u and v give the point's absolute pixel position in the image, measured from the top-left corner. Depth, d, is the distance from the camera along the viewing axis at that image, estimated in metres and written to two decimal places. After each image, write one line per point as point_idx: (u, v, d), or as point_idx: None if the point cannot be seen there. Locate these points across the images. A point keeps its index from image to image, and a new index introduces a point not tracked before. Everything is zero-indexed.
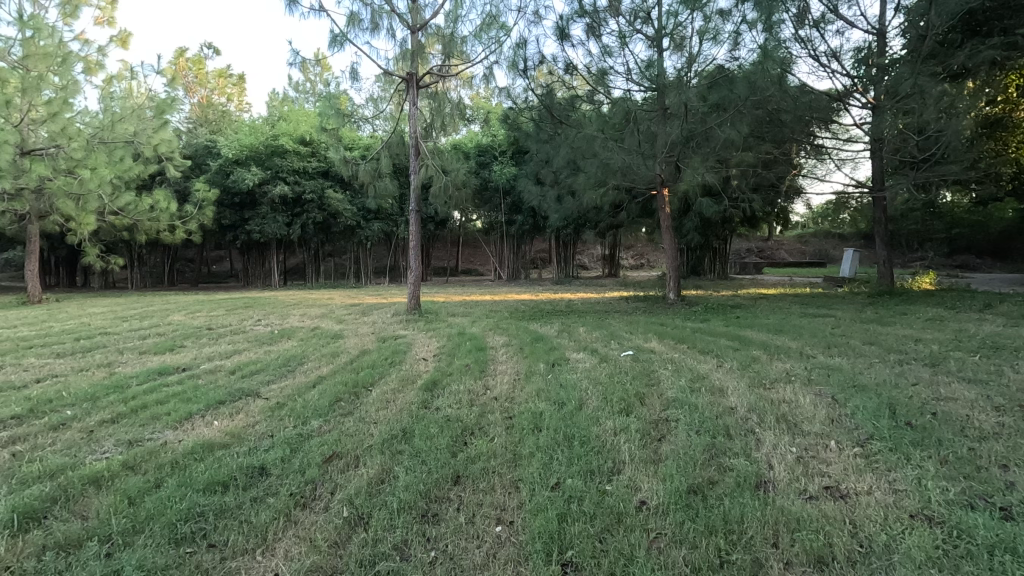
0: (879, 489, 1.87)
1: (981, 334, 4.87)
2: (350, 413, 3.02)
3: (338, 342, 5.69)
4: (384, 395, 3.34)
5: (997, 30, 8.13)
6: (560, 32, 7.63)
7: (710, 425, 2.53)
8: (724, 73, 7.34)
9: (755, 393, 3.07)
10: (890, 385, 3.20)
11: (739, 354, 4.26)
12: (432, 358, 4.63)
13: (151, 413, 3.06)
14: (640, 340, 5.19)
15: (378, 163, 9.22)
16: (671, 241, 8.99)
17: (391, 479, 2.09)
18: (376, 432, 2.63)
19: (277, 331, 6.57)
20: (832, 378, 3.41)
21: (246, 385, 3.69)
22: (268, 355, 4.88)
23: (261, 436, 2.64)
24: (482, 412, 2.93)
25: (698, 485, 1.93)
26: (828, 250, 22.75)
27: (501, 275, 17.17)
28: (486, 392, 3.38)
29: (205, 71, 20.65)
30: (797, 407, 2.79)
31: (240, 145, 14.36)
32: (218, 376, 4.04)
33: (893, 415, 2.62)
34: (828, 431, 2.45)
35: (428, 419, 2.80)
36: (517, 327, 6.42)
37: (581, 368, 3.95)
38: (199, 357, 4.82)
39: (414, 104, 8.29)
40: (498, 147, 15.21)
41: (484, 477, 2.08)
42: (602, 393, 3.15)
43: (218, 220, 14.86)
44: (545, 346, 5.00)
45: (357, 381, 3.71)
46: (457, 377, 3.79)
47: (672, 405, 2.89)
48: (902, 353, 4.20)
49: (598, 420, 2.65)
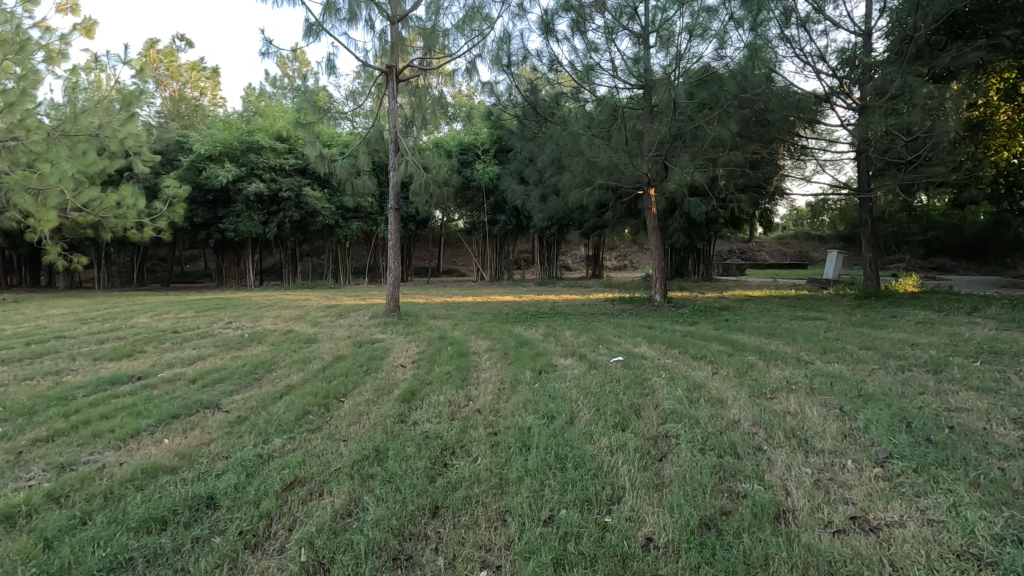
0: (912, 520, 1.66)
1: (977, 338, 4.76)
2: (318, 429, 2.72)
3: (311, 346, 5.35)
4: (357, 408, 3.06)
5: (980, 32, 8.11)
6: (545, 26, 7.39)
7: (714, 442, 2.32)
8: (711, 72, 7.13)
9: (757, 405, 2.86)
10: (896, 394, 3.02)
11: (734, 360, 4.08)
12: (410, 365, 4.33)
13: (93, 429, 2.73)
14: (629, 345, 4.97)
15: (356, 159, 8.89)
16: (657, 242, 8.83)
17: (360, 512, 1.82)
18: (347, 451, 2.37)
19: (247, 334, 6.19)
20: (835, 387, 3.22)
21: (206, 396, 3.38)
22: (233, 362, 4.53)
23: (214, 457, 2.35)
24: (464, 427, 2.67)
25: (710, 517, 1.71)
26: (809, 252, 22.93)
27: (483, 276, 16.91)
28: (468, 404, 3.12)
29: (177, 65, 19.95)
30: (805, 421, 2.59)
31: (214, 141, 13.85)
32: (176, 385, 3.71)
33: (910, 429, 2.42)
34: (842, 448, 2.25)
35: (405, 437, 2.53)
36: (500, 330, 6.16)
37: (570, 376, 3.71)
38: (158, 365, 4.46)
39: (394, 98, 7.98)
40: (481, 145, 14.92)
41: (466, 508, 1.83)
42: (595, 405, 2.90)
43: (189, 218, 14.31)
44: (531, 351, 4.74)
45: (328, 391, 3.42)
46: (437, 386, 3.53)
47: (670, 419, 2.67)
48: (901, 358, 4.05)
49: (592, 438, 2.40)
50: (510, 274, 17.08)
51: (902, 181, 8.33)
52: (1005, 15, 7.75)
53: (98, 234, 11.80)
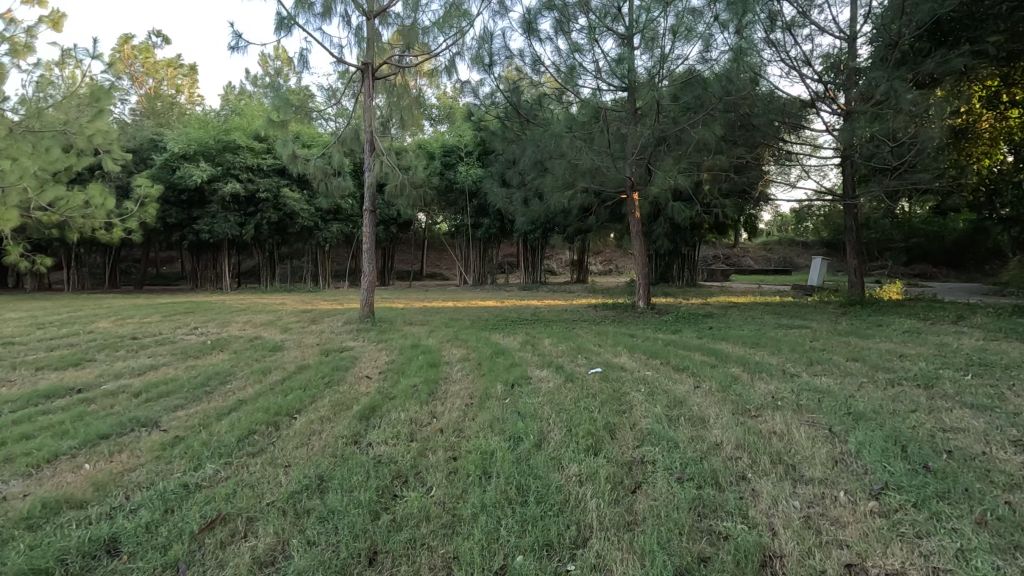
0: (915, 570, 1.46)
1: (966, 349, 4.63)
2: (259, 452, 2.45)
3: (274, 355, 5.06)
4: (309, 426, 2.80)
5: (962, 39, 8.05)
6: (527, 25, 7.19)
7: (695, 470, 2.10)
8: (695, 75, 6.97)
9: (741, 426, 2.65)
10: (888, 413, 2.83)
11: (717, 372, 3.89)
12: (376, 376, 4.07)
13: (4, 453, 2.44)
14: (609, 355, 4.75)
15: (332, 159, 8.59)
16: (641, 246, 8.65)
17: (284, 560, 1.58)
18: (286, 481, 2.11)
19: (208, 342, 5.86)
20: (824, 404, 3.03)
21: (146, 413, 3.10)
22: (186, 373, 4.23)
23: (134, 488, 2.07)
24: (422, 450, 2.43)
25: (686, 567, 1.49)
26: (794, 258, 22.99)
27: (467, 280, 16.64)
28: (431, 422, 2.87)
29: (153, 61, 19.44)
30: (793, 444, 2.39)
31: (188, 139, 13.44)
32: (117, 400, 3.40)
33: (905, 454, 2.22)
34: (833, 476, 2.04)
35: (356, 461, 2.29)
36: (476, 338, 5.92)
37: (544, 390, 3.47)
38: (103, 376, 4.13)
39: (370, 96, 7.70)
40: (464, 146, 14.68)
41: (410, 554, 1.59)
42: (566, 425, 2.67)
43: (162, 218, 13.88)
44: (505, 361, 4.51)
45: (281, 407, 3.15)
46: (400, 402, 3.26)
47: (647, 440, 2.45)
48: (890, 371, 3.88)
49: (560, 463, 2.19)
50: (494, 278, 16.82)
51: (887, 188, 8.25)
52: (987, 23, 7.70)
53: (63, 233, 11.28)
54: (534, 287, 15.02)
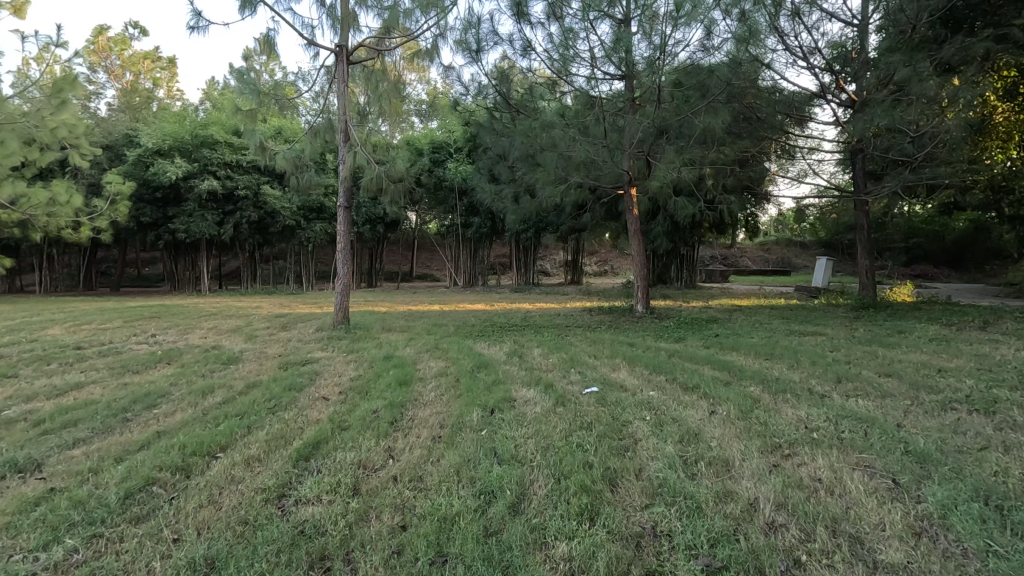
0: None
1: (1012, 362, 4.05)
2: (148, 516, 1.85)
3: (226, 370, 4.44)
4: (229, 472, 2.21)
5: (980, 25, 7.49)
6: (518, 8, 6.60)
7: (729, 552, 1.53)
8: (699, 63, 6.30)
9: (779, 473, 2.06)
10: (961, 453, 2.25)
11: (735, 393, 3.29)
12: (334, 398, 3.46)
13: None
14: (607, 370, 4.17)
15: (305, 150, 7.93)
16: (639, 245, 8.04)
17: None
18: (163, 569, 1.52)
19: (159, 352, 5.23)
20: (877, 440, 2.43)
21: (32, 451, 2.49)
22: (113, 394, 3.61)
23: None
24: (362, 512, 1.84)
25: None
26: (793, 258, 22.60)
27: (457, 282, 16.02)
28: (384, 466, 2.28)
29: (129, 53, 18.89)
30: (855, 504, 1.81)
31: (162, 134, 12.72)
32: (7, 432, 2.79)
33: (1009, 521, 1.65)
34: (921, 560, 1.48)
35: (273, 531, 1.71)
36: (458, 347, 5.32)
37: (529, 417, 2.89)
38: (10, 399, 3.49)
39: (345, 84, 7.07)
40: (454, 143, 14.09)
41: None
42: (555, 472, 2.09)
43: (135, 217, 13.19)
44: (488, 378, 3.91)
45: (204, 441, 2.55)
46: (353, 434, 2.68)
47: (658, 497, 1.88)
48: (936, 392, 3.29)
49: (546, 542, 1.60)
50: (485, 279, 16.18)
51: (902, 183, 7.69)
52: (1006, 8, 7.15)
53: (24, 233, 10.48)
54: (527, 288, 14.41)
